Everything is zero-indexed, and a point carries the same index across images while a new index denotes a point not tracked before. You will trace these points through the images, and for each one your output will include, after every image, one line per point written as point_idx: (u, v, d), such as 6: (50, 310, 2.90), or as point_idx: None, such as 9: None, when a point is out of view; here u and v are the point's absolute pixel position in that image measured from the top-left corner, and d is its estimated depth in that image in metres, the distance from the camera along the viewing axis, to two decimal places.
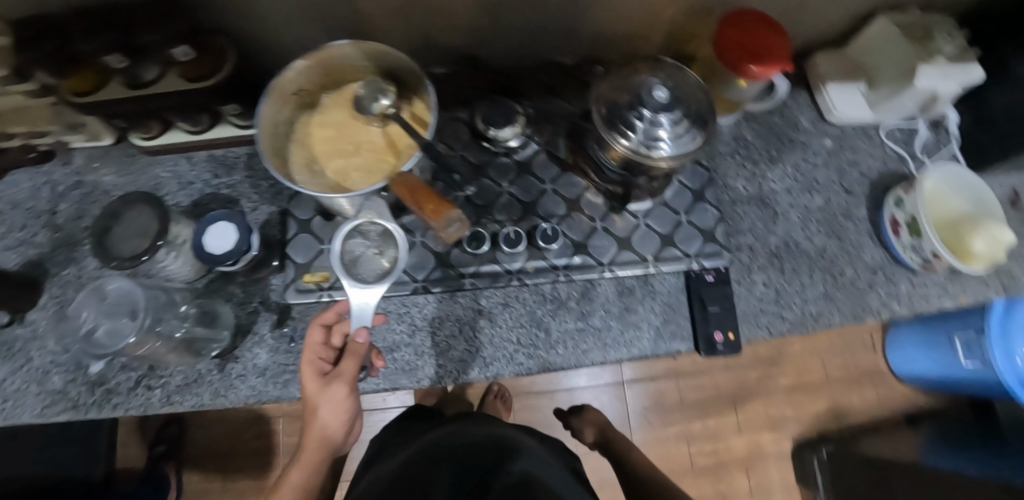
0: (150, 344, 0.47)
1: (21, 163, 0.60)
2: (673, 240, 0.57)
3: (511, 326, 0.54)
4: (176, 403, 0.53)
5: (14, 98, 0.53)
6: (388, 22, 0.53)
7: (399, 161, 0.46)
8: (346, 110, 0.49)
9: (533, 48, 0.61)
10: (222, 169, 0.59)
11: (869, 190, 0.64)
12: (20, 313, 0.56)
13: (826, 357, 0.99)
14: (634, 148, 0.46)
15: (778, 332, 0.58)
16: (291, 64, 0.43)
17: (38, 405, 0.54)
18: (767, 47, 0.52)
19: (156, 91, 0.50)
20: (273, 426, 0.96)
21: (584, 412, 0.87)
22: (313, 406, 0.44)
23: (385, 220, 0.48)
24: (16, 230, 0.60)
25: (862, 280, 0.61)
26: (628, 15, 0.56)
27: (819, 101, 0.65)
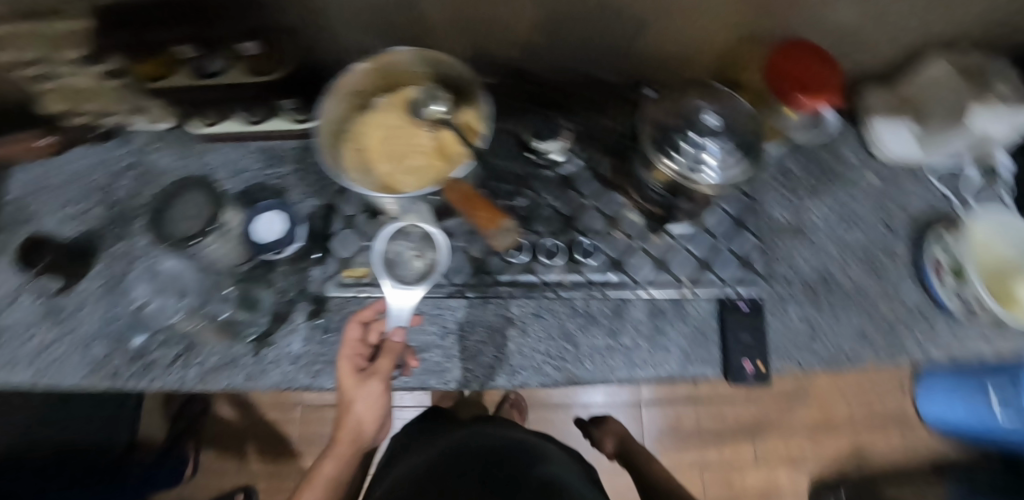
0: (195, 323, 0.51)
1: (83, 140, 0.63)
2: (710, 265, 0.57)
3: (540, 337, 0.55)
4: (210, 382, 0.54)
5: (86, 79, 0.56)
6: (444, 30, 0.54)
7: (447, 167, 0.48)
8: (401, 113, 0.50)
9: (582, 64, 0.62)
10: (273, 160, 0.62)
11: (912, 230, 0.62)
12: (73, 281, 0.59)
13: (852, 403, 0.96)
14: (680, 171, 0.45)
15: (809, 367, 0.57)
16: (354, 65, 0.46)
17: (82, 371, 0.57)
18: (819, 79, 0.52)
19: (221, 82, 0.53)
20: (291, 414, 0.98)
21: (604, 423, 0.88)
22: (349, 400, 0.46)
23: (428, 225, 0.52)
24: (73, 204, 0.62)
25: (899, 322, 0.59)
26: (679, 38, 0.57)
27: (865, 136, 0.64)
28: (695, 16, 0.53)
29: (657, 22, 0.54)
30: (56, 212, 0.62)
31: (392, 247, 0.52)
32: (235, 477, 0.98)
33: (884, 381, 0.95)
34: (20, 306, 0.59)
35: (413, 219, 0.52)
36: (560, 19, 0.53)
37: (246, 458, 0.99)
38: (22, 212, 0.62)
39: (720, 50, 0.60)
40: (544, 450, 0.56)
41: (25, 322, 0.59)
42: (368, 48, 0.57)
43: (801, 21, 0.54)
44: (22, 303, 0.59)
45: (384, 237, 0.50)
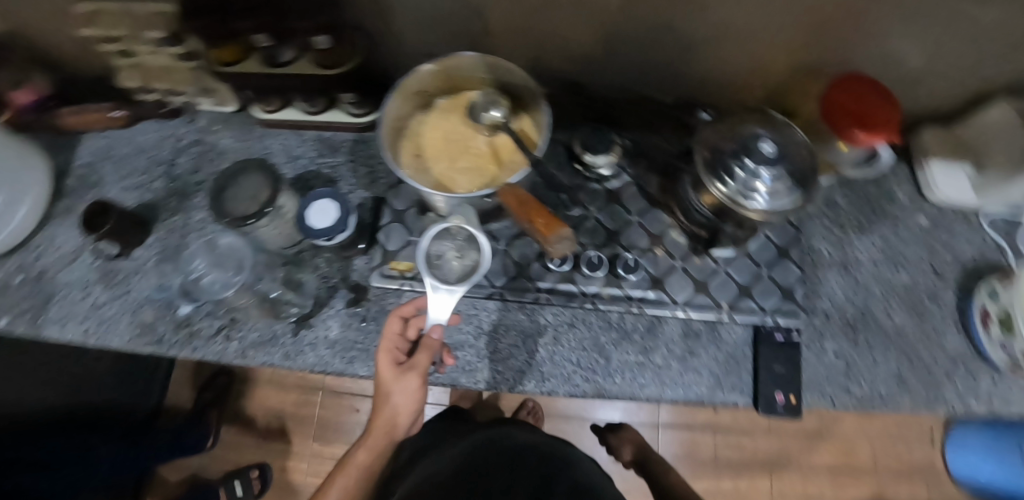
0: None
1: (154, 116, 0.67)
2: (750, 292, 0.56)
3: (573, 347, 0.55)
4: (249, 357, 0.56)
5: (163, 58, 0.58)
6: (506, 39, 0.56)
7: (501, 172, 0.49)
8: (459, 115, 0.52)
9: (635, 83, 0.63)
10: (327, 150, 0.64)
11: (960, 276, 0.61)
12: (128, 248, 0.62)
13: (876, 445, 0.95)
14: (731, 196, 0.46)
15: (842, 405, 0.56)
16: (420, 66, 0.47)
17: (128, 334, 0.59)
18: (881, 116, 0.51)
19: (291, 72, 0.55)
20: (314, 397, 1.05)
21: (621, 430, 0.92)
22: (386, 392, 0.48)
23: (472, 227, 0.50)
24: (138, 174, 0.66)
25: (941, 369, 0.57)
26: (735, 64, 0.57)
27: (919, 177, 0.64)
28: (755, 43, 0.53)
29: (716, 47, 0.54)
30: (122, 180, 0.66)
31: (435, 246, 0.51)
32: (254, 451, 1.03)
33: (913, 431, 0.95)
34: (82, 264, 0.63)
35: (458, 220, 0.50)
36: (619, 36, 0.54)
37: (268, 435, 1.04)
38: (93, 178, 0.67)
39: (777, 79, 0.60)
40: (567, 456, 0.58)
41: (83, 281, 0.62)
42: (430, 51, 0.59)
43: (861, 55, 0.54)
44: (84, 262, 0.63)
45: (428, 235, 0.49)
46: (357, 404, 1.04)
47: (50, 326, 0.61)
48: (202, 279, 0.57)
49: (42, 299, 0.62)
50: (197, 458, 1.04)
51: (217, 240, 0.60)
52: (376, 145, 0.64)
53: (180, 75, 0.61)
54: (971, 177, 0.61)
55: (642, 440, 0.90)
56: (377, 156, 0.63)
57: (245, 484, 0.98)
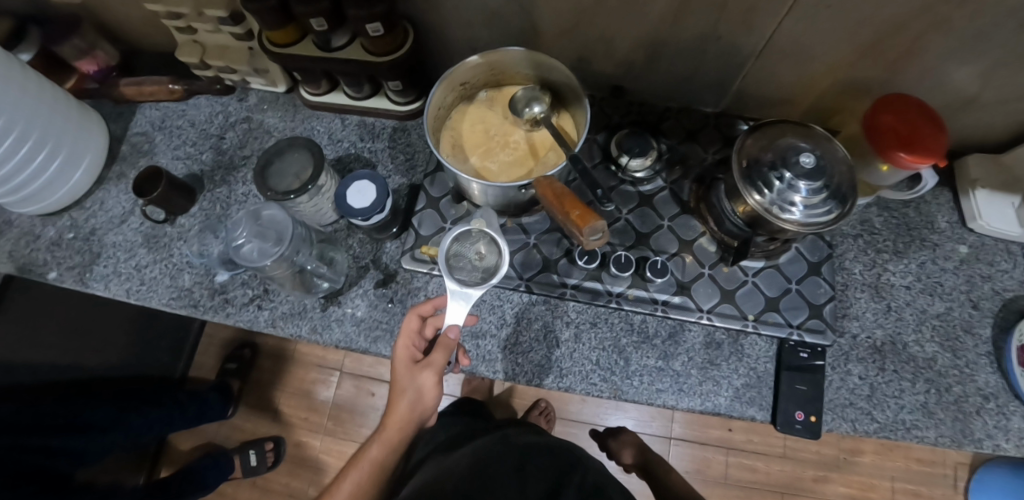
0: (283, 270, 0.54)
1: (209, 91, 0.70)
2: (777, 305, 0.56)
3: (592, 346, 0.55)
4: (278, 327, 0.58)
5: (224, 35, 0.62)
6: (553, 39, 0.57)
7: (536, 167, 0.50)
8: (500, 109, 0.53)
9: (677, 91, 0.63)
10: (368, 135, 0.66)
11: (999, 310, 0.59)
12: (173, 215, 0.65)
13: (895, 482, 0.92)
14: (766, 205, 0.46)
15: (863, 431, 0.55)
16: (467, 58, 0.47)
17: (167, 295, 0.62)
18: (928, 138, 0.50)
19: (339, 56, 0.57)
20: (330, 377, 1.07)
21: (621, 433, 0.84)
22: (401, 389, 0.48)
23: (493, 231, 0.50)
24: (188, 145, 0.69)
25: (971, 404, 0.56)
26: (780, 79, 0.57)
27: (962, 206, 0.62)
28: (803, 59, 0.53)
29: (762, 61, 0.55)
30: (172, 149, 0.69)
31: (456, 248, 0.51)
32: (270, 425, 1.06)
33: (935, 472, 0.93)
34: (129, 227, 0.66)
35: (481, 224, 0.49)
36: (665, 42, 0.55)
37: (284, 410, 1.07)
38: (146, 146, 0.71)
39: (821, 97, 0.60)
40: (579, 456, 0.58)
41: (128, 243, 0.65)
42: (478, 46, 0.61)
43: (912, 75, 0.53)
44: (131, 224, 0.67)
45: (449, 235, 0.50)
46: (373, 388, 1.06)
47: (95, 282, 0.64)
48: (244, 247, 0.53)
49: (89, 257, 0.65)
50: (215, 426, 1.08)
51: (263, 211, 0.56)
52: (416, 133, 0.66)
53: (236, 54, 0.64)
54: (1018, 210, 0.60)
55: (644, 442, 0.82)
56: (416, 144, 0.65)
57: (259, 455, 1.01)
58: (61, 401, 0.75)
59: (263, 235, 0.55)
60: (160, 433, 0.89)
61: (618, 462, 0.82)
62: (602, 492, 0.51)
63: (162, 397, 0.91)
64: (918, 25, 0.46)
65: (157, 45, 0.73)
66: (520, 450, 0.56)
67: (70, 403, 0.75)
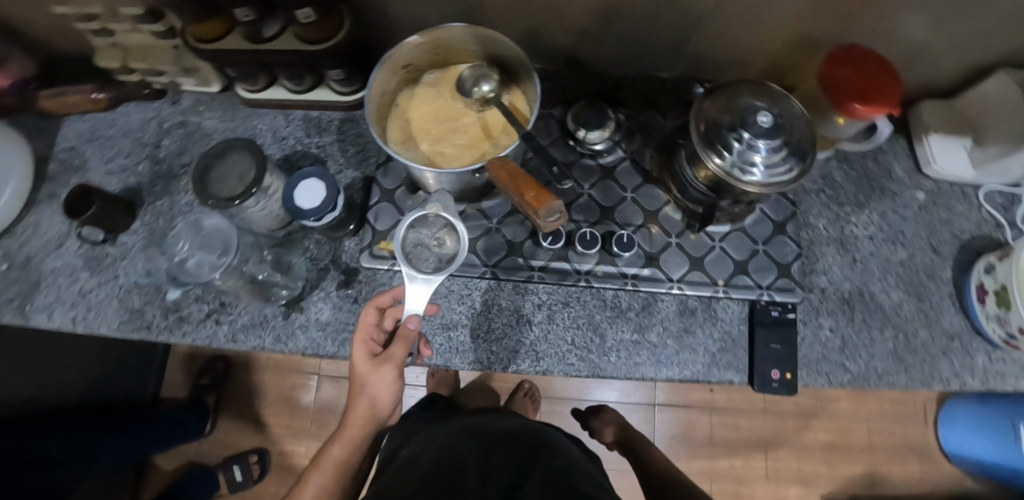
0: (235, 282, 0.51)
1: (138, 97, 0.65)
2: (746, 268, 0.56)
3: (567, 325, 0.55)
4: (239, 341, 0.55)
5: (143, 34, 0.57)
6: (497, 11, 0.55)
7: (492, 148, 0.47)
8: (448, 90, 0.50)
9: (631, 58, 0.62)
10: (314, 129, 0.63)
11: (958, 252, 0.61)
12: (114, 233, 0.60)
13: (870, 424, 0.96)
14: (727, 169, 0.45)
15: (838, 382, 0.56)
16: (406, 39, 0.44)
17: (117, 319, 0.58)
18: (879, 88, 0.51)
19: (271, 47, 0.54)
20: (308, 381, 1.04)
21: (602, 412, 0.90)
22: (360, 385, 0.47)
23: (450, 215, 0.47)
24: (122, 157, 0.64)
25: (936, 345, 0.58)
26: (733, 36, 0.56)
27: (918, 151, 0.63)
28: (752, 16, 0.52)
29: (715, 20, 0.53)
30: (105, 163, 0.65)
31: (414, 235, 0.50)
32: (251, 438, 1.03)
33: (908, 410, 0.96)
34: (67, 250, 0.62)
35: (436, 208, 0.47)
36: (613, 7, 0.53)
37: (264, 420, 1.03)
38: (76, 162, 0.66)
39: (777, 53, 0.59)
40: (550, 439, 0.58)
41: (69, 267, 0.61)
42: (421, 23, 0.58)
43: (861, 25, 0.53)
44: (69, 248, 0.62)
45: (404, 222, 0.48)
46: None
47: (38, 313, 0.60)
48: (187, 261, 0.50)
49: (29, 286, 0.61)
50: (196, 445, 1.04)
51: (202, 220, 0.53)
52: (365, 124, 0.62)
53: (160, 54, 0.60)
54: (971, 152, 0.61)
55: (624, 420, 0.87)
56: (367, 134, 0.62)
57: (244, 468, 0.99)
58: (45, 427, 0.75)
59: (207, 246, 0.51)
60: (137, 456, 0.90)
61: (601, 439, 0.87)
62: (569, 474, 0.51)
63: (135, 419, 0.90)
64: None
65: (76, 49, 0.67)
66: (490, 435, 0.56)
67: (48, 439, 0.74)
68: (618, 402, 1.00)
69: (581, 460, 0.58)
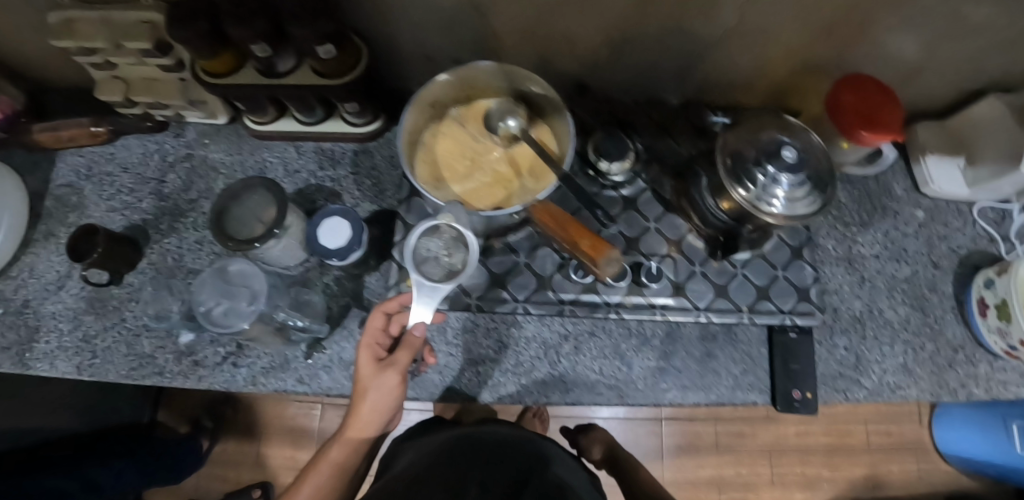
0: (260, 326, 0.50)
1: (138, 129, 0.63)
2: (768, 293, 0.56)
3: (594, 356, 0.55)
4: (259, 384, 0.54)
5: (148, 67, 0.56)
6: (513, 40, 0.55)
7: (521, 184, 0.47)
8: (474, 127, 0.49)
9: (641, 84, 0.63)
10: (328, 162, 0.61)
11: (957, 266, 0.63)
12: (119, 275, 0.58)
13: (868, 425, 0.99)
14: (752, 200, 0.46)
15: (854, 398, 0.58)
16: (436, 76, 0.44)
17: (126, 366, 0.56)
18: (882, 117, 0.53)
19: (287, 81, 0.53)
20: (311, 410, 1.01)
21: (591, 430, 0.90)
22: (363, 389, 0.46)
23: (461, 225, 0.45)
24: (124, 193, 0.62)
25: (943, 358, 0.60)
26: (740, 62, 0.58)
27: (915, 172, 0.66)
28: (757, 42, 0.54)
29: (727, 46, 0.55)
30: (106, 200, 0.62)
31: (423, 243, 0.47)
32: (254, 470, 1.00)
33: (904, 411, 0.99)
34: (68, 293, 0.59)
35: (447, 218, 0.45)
36: (627, 36, 0.54)
37: (267, 452, 1.00)
38: (73, 199, 0.63)
39: (781, 78, 0.61)
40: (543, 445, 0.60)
41: (71, 311, 0.59)
42: (434, 53, 0.57)
43: (859, 53, 0.56)
44: (70, 290, 0.60)
45: (415, 231, 0.46)
46: None
47: (38, 362, 0.57)
48: (213, 310, 0.50)
49: (28, 332, 0.58)
50: (194, 479, 1.00)
51: (228, 266, 0.53)
52: (379, 155, 0.61)
53: (165, 87, 0.58)
54: (965, 172, 0.64)
55: (612, 439, 0.88)
56: (382, 167, 0.61)
57: None
58: (38, 463, 0.70)
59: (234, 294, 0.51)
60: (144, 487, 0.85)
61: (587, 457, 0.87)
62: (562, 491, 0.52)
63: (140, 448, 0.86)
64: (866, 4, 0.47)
65: (70, 80, 0.65)
66: (479, 446, 0.57)
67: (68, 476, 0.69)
68: (624, 418, 1.01)
69: (575, 466, 0.59)
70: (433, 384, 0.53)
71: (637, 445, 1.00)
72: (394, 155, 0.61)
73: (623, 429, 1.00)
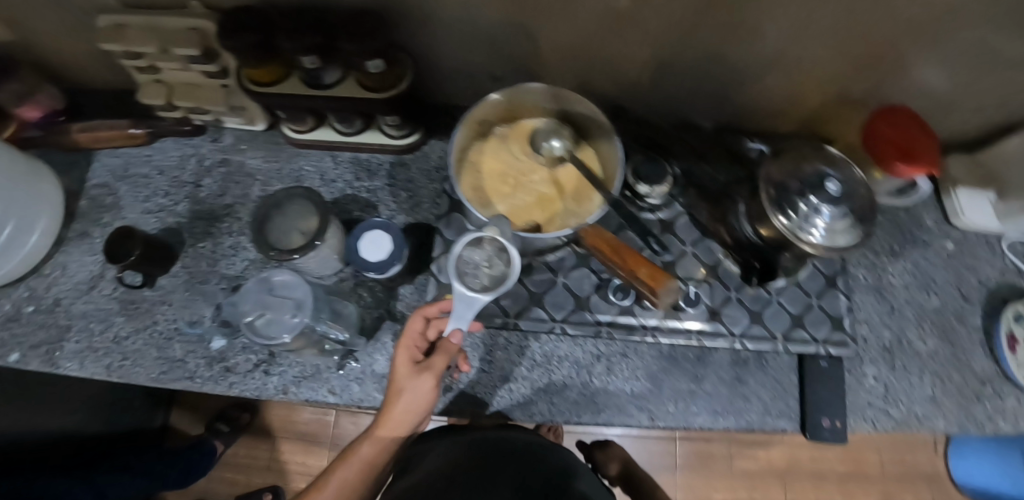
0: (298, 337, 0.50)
1: (175, 133, 0.63)
2: (803, 322, 0.56)
3: (626, 377, 0.55)
4: (290, 394, 0.54)
5: (192, 73, 0.56)
6: (556, 61, 0.55)
7: (565, 204, 0.48)
8: (518, 145, 0.50)
9: (677, 107, 0.63)
10: (364, 173, 0.62)
11: (986, 299, 0.63)
12: (152, 277, 0.58)
13: (882, 452, 0.98)
14: (791, 229, 0.46)
15: (883, 428, 0.58)
16: (487, 96, 0.45)
17: (156, 369, 0.56)
18: (919, 148, 0.53)
19: (332, 93, 0.53)
20: (326, 416, 1.01)
21: (608, 446, 0.90)
22: (398, 389, 0.45)
23: (506, 240, 0.45)
24: (159, 196, 0.62)
25: (971, 390, 0.60)
26: (777, 90, 0.58)
27: (945, 204, 0.66)
28: (795, 70, 0.54)
29: (767, 75, 0.55)
30: (141, 202, 0.62)
31: (467, 254, 0.48)
32: (264, 474, 1.00)
33: (920, 440, 0.99)
34: (100, 294, 0.59)
35: (494, 232, 0.45)
36: (668, 61, 0.54)
37: (278, 456, 1.00)
38: (108, 199, 0.63)
39: (815, 107, 0.61)
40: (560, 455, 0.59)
41: (102, 311, 0.59)
42: (475, 70, 0.57)
43: (892, 86, 0.56)
44: (102, 290, 0.59)
45: (461, 241, 0.46)
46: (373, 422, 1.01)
47: (67, 361, 0.57)
48: (257, 320, 0.48)
49: (58, 331, 0.58)
50: (205, 481, 1.00)
51: (273, 277, 0.50)
52: (416, 169, 0.62)
53: (207, 93, 0.58)
54: (994, 204, 0.64)
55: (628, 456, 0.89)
56: (417, 180, 0.61)
57: None
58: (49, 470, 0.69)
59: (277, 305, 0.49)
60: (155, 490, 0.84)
61: (602, 472, 0.88)
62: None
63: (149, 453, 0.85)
64: (910, 39, 0.47)
65: (110, 81, 0.65)
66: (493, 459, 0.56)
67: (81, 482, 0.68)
68: (639, 436, 1.01)
69: (593, 480, 0.58)
70: (467, 399, 0.54)
71: (651, 463, 1.00)
72: (430, 168, 0.62)
73: (637, 447, 1.00)
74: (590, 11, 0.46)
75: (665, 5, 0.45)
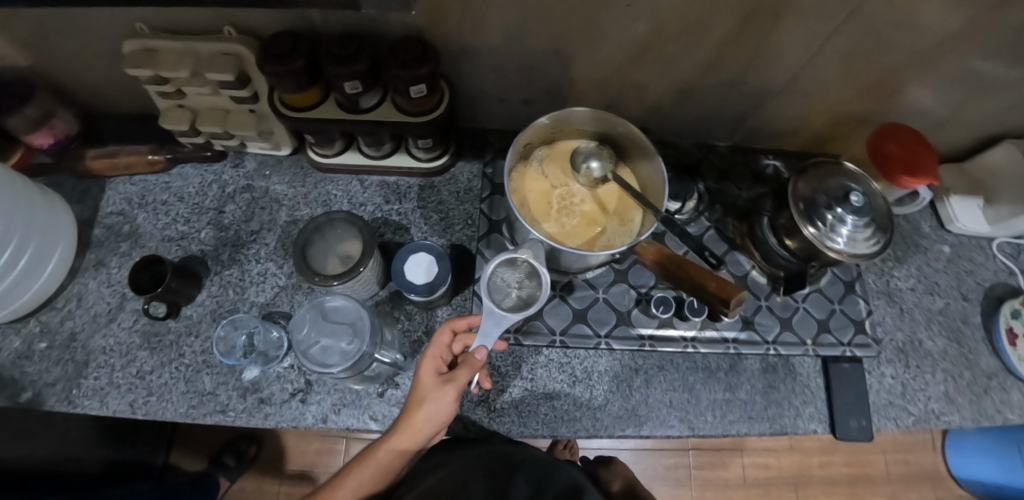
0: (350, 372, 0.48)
1: (196, 159, 0.63)
2: (828, 327, 0.60)
3: (665, 388, 0.56)
4: (331, 422, 0.52)
5: (222, 97, 0.55)
6: (586, 87, 0.57)
7: (608, 223, 0.50)
8: (559, 166, 0.52)
9: (695, 129, 0.66)
10: (393, 196, 0.62)
11: (983, 299, 0.68)
12: (177, 307, 0.56)
13: (887, 454, 1.02)
14: (819, 237, 0.49)
15: (904, 425, 0.61)
16: (536, 121, 0.47)
17: (184, 405, 0.53)
18: (923, 162, 0.56)
19: (370, 117, 0.53)
20: (336, 445, 0.98)
21: (613, 465, 0.84)
22: (419, 398, 0.44)
23: (539, 265, 0.45)
24: (180, 223, 0.61)
25: (979, 385, 0.63)
26: (792, 111, 0.61)
27: (940, 211, 0.71)
28: (810, 94, 0.58)
29: (779, 98, 0.59)
30: (161, 230, 0.61)
31: (500, 273, 0.47)
32: None
33: (918, 439, 1.03)
34: (120, 326, 0.57)
35: (528, 255, 0.45)
36: (693, 86, 0.57)
37: (287, 490, 0.96)
38: (125, 228, 0.61)
39: (821, 128, 0.65)
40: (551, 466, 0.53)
41: (123, 346, 0.56)
42: (506, 96, 0.59)
43: (896, 107, 0.60)
44: (122, 323, 0.57)
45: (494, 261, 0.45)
46: None
47: (85, 400, 0.54)
48: (312, 348, 0.48)
49: (75, 368, 0.55)
50: None
51: (326, 303, 0.51)
52: (444, 191, 0.62)
53: (235, 118, 0.57)
54: (984, 210, 0.69)
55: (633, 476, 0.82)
56: (448, 202, 0.62)
57: None
58: (91, 485, 0.64)
59: (329, 332, 0.49)
60: None
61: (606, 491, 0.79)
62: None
63: (164, 483, 0.80)
64: (915, 64, 0.51)
65: (128, 107, 0.64)
66: (512, 477, 0.50)
67: (111, 489, 0.66)
68: (652, 449, 1.02)
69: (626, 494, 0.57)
70: (512, 418, 0.53)
71: (666, 476, 1.01)
72: (460, 190, 0.62)
73: (652, 461, 1.01)
74: (623, 41, 0.49)
75: (694, 36, 0.48)
